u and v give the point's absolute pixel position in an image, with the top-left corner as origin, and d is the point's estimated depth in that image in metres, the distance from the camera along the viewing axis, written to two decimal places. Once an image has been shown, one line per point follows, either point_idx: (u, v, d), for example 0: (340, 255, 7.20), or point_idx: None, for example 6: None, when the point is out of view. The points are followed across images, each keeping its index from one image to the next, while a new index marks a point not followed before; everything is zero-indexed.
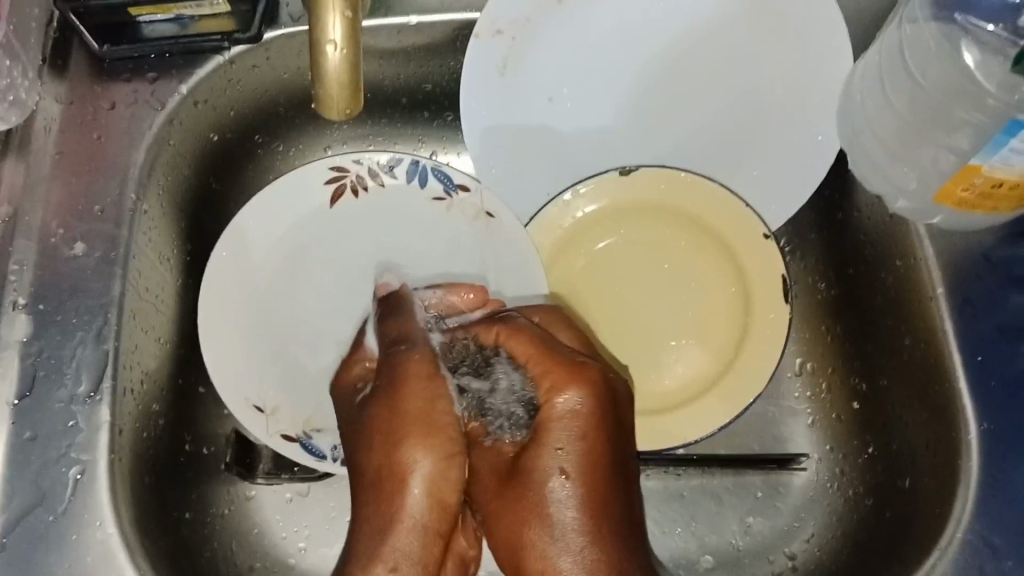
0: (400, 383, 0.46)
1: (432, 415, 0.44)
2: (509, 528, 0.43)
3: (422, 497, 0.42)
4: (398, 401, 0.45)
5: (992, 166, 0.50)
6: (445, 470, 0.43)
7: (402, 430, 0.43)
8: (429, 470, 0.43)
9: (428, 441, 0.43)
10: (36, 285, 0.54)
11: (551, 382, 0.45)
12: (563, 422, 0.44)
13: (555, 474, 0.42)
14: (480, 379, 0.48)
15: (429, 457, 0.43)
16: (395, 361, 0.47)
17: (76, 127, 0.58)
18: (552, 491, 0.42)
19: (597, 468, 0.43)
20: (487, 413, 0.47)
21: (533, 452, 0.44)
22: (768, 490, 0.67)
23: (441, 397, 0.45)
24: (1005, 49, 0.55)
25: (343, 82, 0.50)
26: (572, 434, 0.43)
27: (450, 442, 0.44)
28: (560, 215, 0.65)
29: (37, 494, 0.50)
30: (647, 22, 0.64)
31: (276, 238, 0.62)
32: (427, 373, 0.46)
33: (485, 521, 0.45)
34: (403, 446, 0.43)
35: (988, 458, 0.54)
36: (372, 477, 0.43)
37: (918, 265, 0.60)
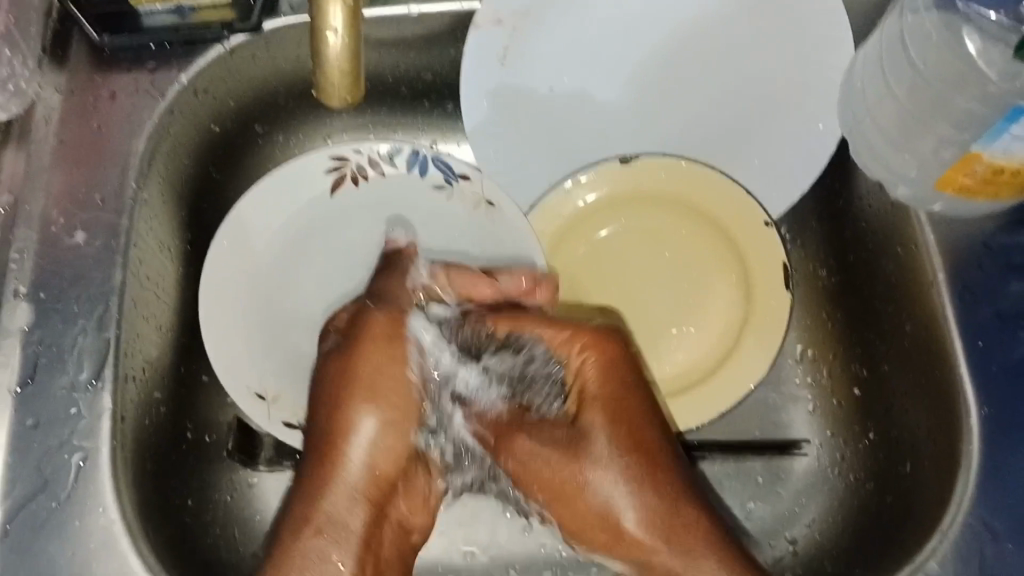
0: (363, 344, 0.55)
1: (381, 379, 0.55)
2: (565, 485, 0.52)
3: (365, 462, 0.54)
4: (355, 368, 0.54)
5: (991, 151, 0.50)
6: (385, 435, 0.55)
7: (353, 395, 0.54)
8: (376, 433, 0.55)
9: (369, 405, 0.54)
10: (38, 274, 0.54)
11: (581, 347, 0.55)
12: (601, 376, 0.53)
13: (597, 425, 0.52)
14: (507, 354, 0.58)
15: (380, 419, 0.55)
16: (358, 320, 0.56)
17: (76, 116, 0.58)
18: (601, 440, 0.52)
19: (638, 412, 0.53)
20: (531, 382, 0.57)
21: (586, 414, 0.53)
22: (769, 476, 0.67)
23: (398, 366, 0.56)
24: (1008, 36, 0.54)
25: (345, 70, 0.51)
26: (596, 385, 0.54)
27: (399, 411, 0.55)
28: (562, 203, 0.65)
29: (39, 481, 0.50)
30: (647, 8, 0.64)
31: (277, 227, 0.63)
32: (388, 342, 0.55)
33: (544, 484, 0.53)
34: (351, 411, 0.54)
35: (988, 444, 0.53)
36: (319, 439, 0.54)
37: (919, 249, 0.60)
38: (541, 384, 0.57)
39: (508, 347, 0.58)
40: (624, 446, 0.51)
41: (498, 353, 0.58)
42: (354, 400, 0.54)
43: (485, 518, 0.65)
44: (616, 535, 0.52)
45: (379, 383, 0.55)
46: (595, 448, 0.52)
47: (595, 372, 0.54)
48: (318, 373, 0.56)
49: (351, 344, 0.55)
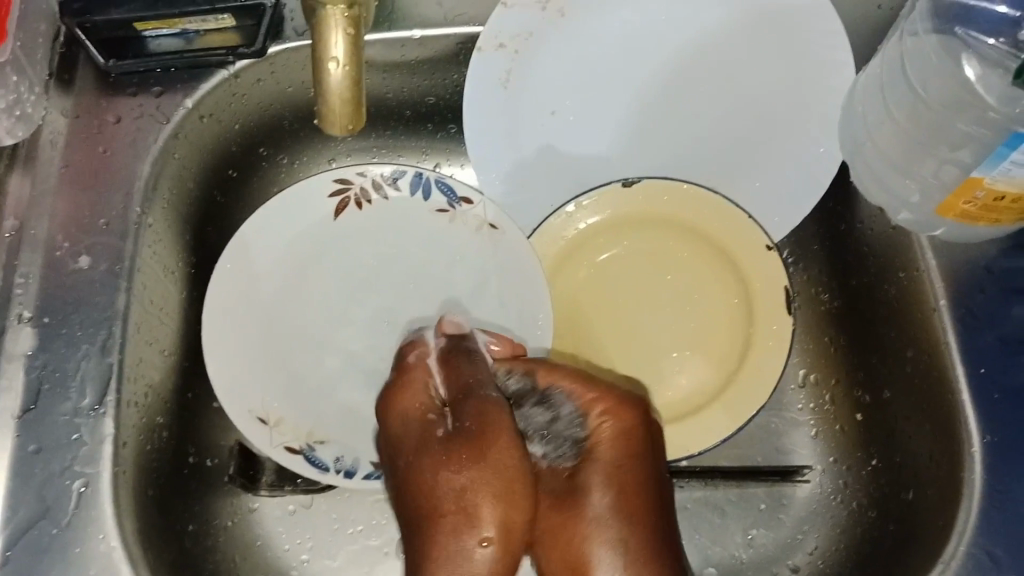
0: (486, 433, 0.46)
1: (513, 465, 0.45)
2: (546, 534, 0.48)
3: (491, 550, 0.42)
4: (482, 446, 0.45)
5: (993, 178, 0.50)
6: (509, 518, 0.43)
7: (479, 480, 0.43)
8: (498, 524, 0.43)
9: (496, 491, 0.43)
10: (41, 298, 0.54)
11: (600, 406, 0.51)
12: (613, 442, 0.49)
13: (597, 490, 0.48)
14: (545, 411, 0.53)
15: (498, 505, 0.43)
16: (474, 407, 0.47)
17: (81, 140, 0.58)
18: (594, 498, 0.47)
19: (642, 489, 0.48)
20: (551, 433, 0.52)
21: (592, 469, 0.49)
22: (771, 502, 0.67)
23: (512, 437, 0.46)
24: (1005, 62, 0.54)
25: (345, 96, 0.50)
26: (619, 443, 0.49)
27: (515, 492, 0.44)
28: (562, 227, 0.65)
29: (41, 507, 0.50)
30: (649, 34, 0.64)
31: (280, 252, 0.63)
32: (486, 422, 0.46)
33: (539, 531, 0.48)
34: (475, 503, 0.43)
35: (990, 472, 0.54)
36: (436, 521, 0.43)
37: (919, 277, 0.60)
38: (562, 438, 0.51)
39: (526, 412, 0.53)
40: (618, 507, 0.47)
41: (537, 408, 0.53)
42: (471, 490, 0.43)
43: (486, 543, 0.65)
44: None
45: (503, 453, 0.45)
46: (592, 507, 0.47)
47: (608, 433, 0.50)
48: (423, 457, 0.46)
49: (476, 427, 0.46)
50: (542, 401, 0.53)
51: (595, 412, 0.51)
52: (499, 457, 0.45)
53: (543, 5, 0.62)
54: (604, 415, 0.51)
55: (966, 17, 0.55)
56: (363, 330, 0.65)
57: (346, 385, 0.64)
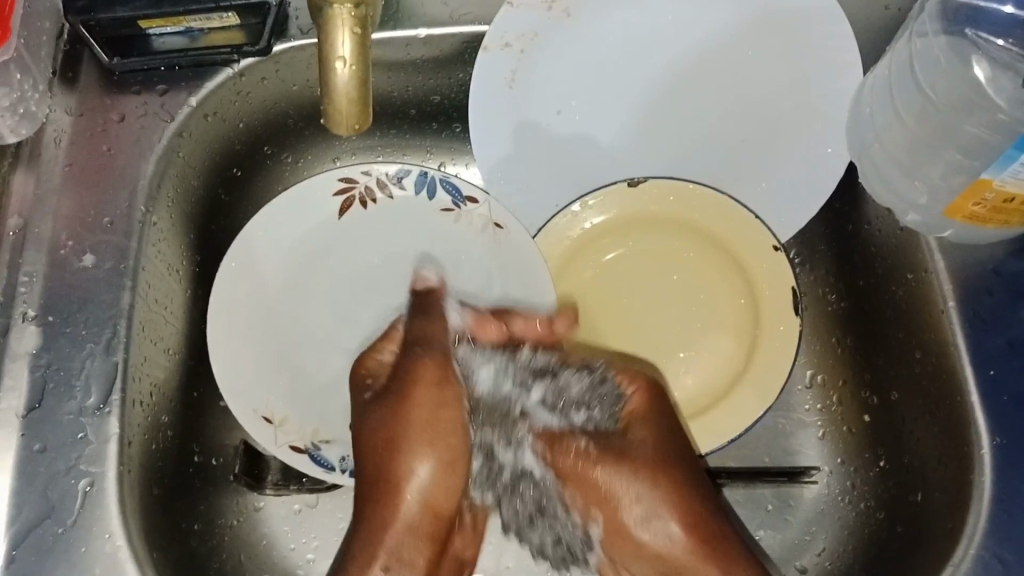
0: (414, 386, 0.55)
1: (438, 423, 0.55)
2: (597, 488, 0.55)
3: (418, 501, 0.54)
4: (406, 412, 0.55)
5: (1003, 180, 0.50)
6: (440, 477, 0.55)
7: (410, 442, 0.54)
8: (429, 476, 0.54)
9: (427, 449, 0.54)
10: (46, 297, 0.54)
11: (635, 382, 0.58)
12: (650, 410, 0.57)
13: (643, 446, 0.56)
14: (574, 381, 0.58)
15: (433, 460, 0.54)
16: (407, 368, 0.56)
17: (86, 138, 0.58)
18: (641, 449, 0.55)
19: (682, 455, 0.55)
20: (583, 403, 0.58)
21: (635, 429, 0.57)
22: (778, 503, 0.67)
23: (448, 407, 0.56)
24: (1015, 64, 0.54)
25: (351, 96, 0.51)
26: (659, 416, 0.57)
27: (447, 449, 0.55)
28: (567, 226, 0.64)
29: (45, 507, 0.50)
30: (656, 34, 0.64)
31: (285, 250, 0.62)
32: (437, 392, 0.55)
33: (583, 488, 0.56)
34: (404, 457, 0.54)
35: (999, 475, 0.53)
36: (378, 480, 0.54)
37: (928, 277, 0.60)
38: (588, 409, 0.58)
39: (562, 379, 0.58)
40: (663, 458, 0.55)
41: (570, 379, 0.58)
42: (411, 450, 0.54)
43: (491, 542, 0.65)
44: (645, 550, 0.55)
45: (437, 420, 0.55)
46: (639, 457, 0.55)
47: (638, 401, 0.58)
48: (365, 422, 0.56)
49: (401, 394, 0.55)
50: (577, 368, 0.59)
51: (625, 384, 0.58)
52: (434, 419, 0.55)
53: (549, 4, 0.61)
54: (632, 386, 0.58)
55: (976, 18, 0.55)
56: (368, 329, 0.65)
57: (351, 386, 0.64)
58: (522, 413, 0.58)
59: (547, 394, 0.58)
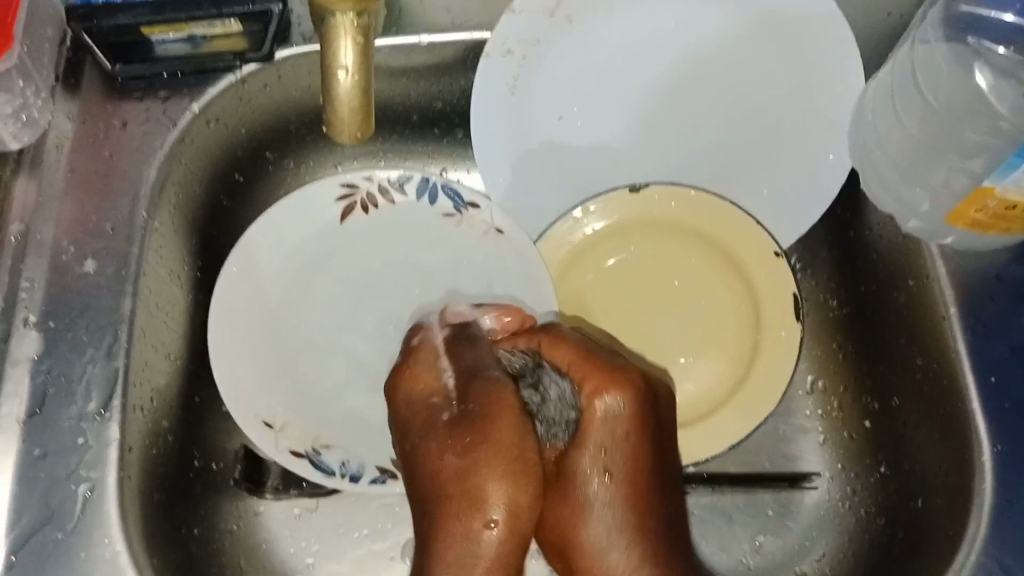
0: (491, 417, 0.43)
1: (525, 448, 0.43)
2: (556, 526, 0.48)
3: (498, 528, 0.41)
4: (487, 431, 0.43)
5: (1004, 188, 0.50)
6: (515, 509, 0.42)
7: (481, 461, 0.42)
8: (484, 529, 0.42)
9: (500, 469, 0.42)
10: (47, 303, 0.54)
11: (591, 385, 0.50)
12: (603, 425, 0.49)
13: (595, 473, 0.48)
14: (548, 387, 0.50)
15: (488, 505, 0.43)
16: (483, 390, 0.46)
17: (88, 145, 0.58)
18: (588, 485, 0.48)
19: (639, 474, 0.49)
20: (546, 417, 0.49)
21: (580, 459, 0.49)
22: (778, 509, 0.66)
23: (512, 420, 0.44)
24: (1018, 72, 0.54)
25: (354, 105, 0.51)
26: (613, 434, 0.49)
27: (528, 470, 0.42)
28: (569, 232, 0.65)
29: (45, 511, 0.50)
30: (658, 41, 0.64)
31: (286, 255, 0.62)
32: (427, 416, 0.47)
33: (547, 529, 0.49)
34: (447, 514, 0.43)
35: (1000, 482, 0.53)
36: (418, 545, 0.43)
37: (930, 283, 0.60)
38: (554, 424, 0.49)
39: (542, 384, 0.51)
40: (619, 491, 0.48)
41: (529, 390, 0.51)
42: (445, 507, 0.42)
43: None
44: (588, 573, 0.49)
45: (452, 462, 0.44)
46: (587, 492, 0.48)
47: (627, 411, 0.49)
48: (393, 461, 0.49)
49: (478, 412, 0.44)
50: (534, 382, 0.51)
51: (589, 394, 0.50)
52: (455, 461, 0.44)
53: (551, 11, 0.61)
54: (596, 398, 0.50)
55: (976, 25, 0.55)
56: (369, 334, 0.65)
57: (351, 390, 0.64)
58: None
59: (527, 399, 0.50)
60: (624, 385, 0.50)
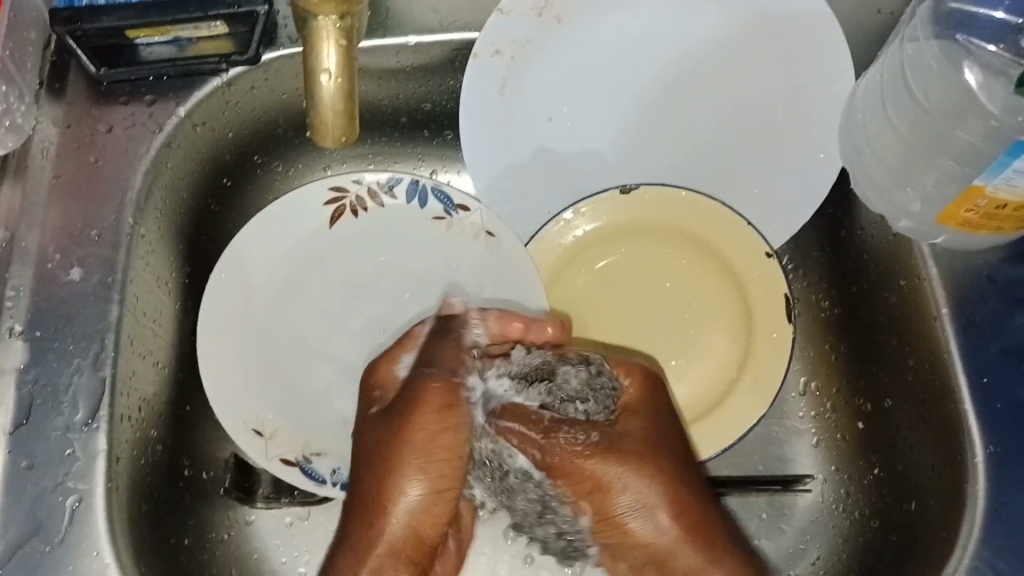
0: (416, 410, 0.49)
1: (439, 441, 0.48)
2: (590, 481, 0.48)
3: (405, 525, 0.48)
4: (404, 433, 0.48)
5: (995, 188, 0.50)
6: (431, 502, 0.48)
7: (399, 460, 0.47)
8: (415, 495, 0.48)
9: (422, 471, 0.48)
10: (33, 312, 0.54)
11: (625, 369, 0.53)
12: (642, 395, 0.52)
13: (637, 433, 0.50)
14: (569, 377, 0.52)
15: (419, 479, 0.48)
16: (415, 387, 0.50)
17: (73, 150, 0.57)
18: (632, 440, 0.49)
19: (674, 440, 0.51)
20: (568, 401, 0.51)
21: (625, 421, 0.51)
22: (773, 512, 0.66)
23: (455, 432, 0.49)
24: (1009, 69, 0.54)
25: (338, 109, 0.50)
26: (648, 404, 0.52)
27: (449, 468, 0.51)
28: (560, 234, 0.64)
29: (33, 524, 0.50)
30: (647, 41, 0.63)
31: (275, 260, 0.62)
32: (445, 401, 0.49)
33: (576, 483, 0.48)
34: (389, 477, 0.48)
35: (992, 484, 0.53)
36: (366, 501, 0.48)
37: (922, 285, 0.60)
38: (584, 400, 0.51)
39: (553, 377, 0.52)
40: (652, 445, 0.50)
41: (562, 373, 0.52)
42: (386, 473, 0.48)
43: (485, 552, 0.65)
44: (631, 545, 0.49)
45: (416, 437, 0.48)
46: (634, 444, 0.49)
47: (634, 393, 0.53)
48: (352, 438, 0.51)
49: (406, 412, 0.49)
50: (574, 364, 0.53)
51: (621, 374, 0.53)
52: (419, 439, 0.48)
53: (539, 11, 0.61)
54: (627, 377, 0.53)
55: (967, 23, 0.55)
56: (359, 339, 0.64)
57: (341, 395, 0.64)
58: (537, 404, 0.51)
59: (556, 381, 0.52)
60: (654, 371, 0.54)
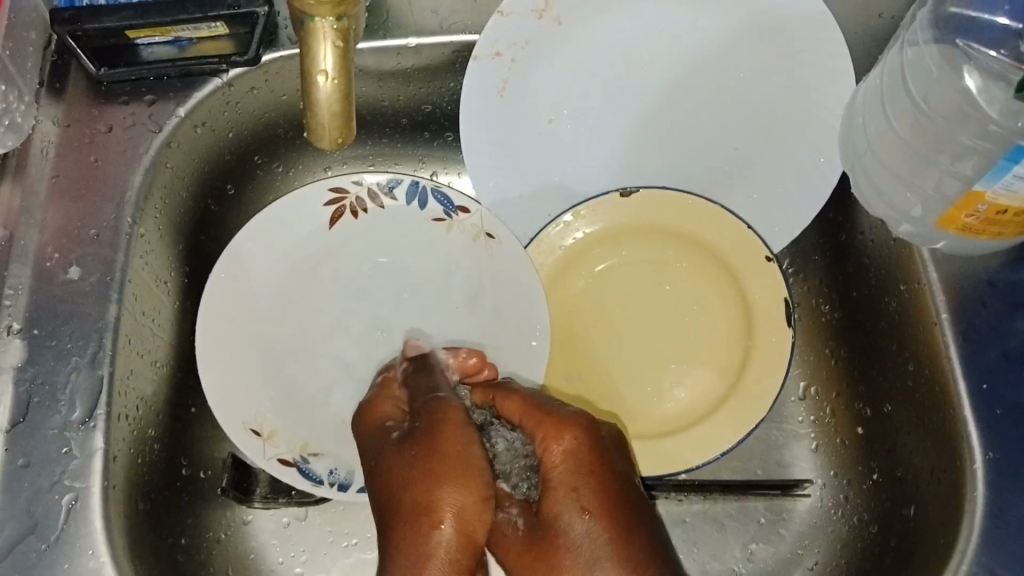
0: (442, 411, 0.47)
1: (464, 455, 0.43)
2: (541, 566, 0.43)
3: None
4: (437, 446, 0.43)
5: (995, 192, 0.49)
6: (479, 507, 0.42)
7: (439, 466, 0.42)
8: (462, 500, 0.41)
9: (460, 477, 0.42)
10: (30, 311, 0.54)
11: (542, 433, 0.47)
12: (567, 466, 0.45)
13: (575, 513, 0.43)
14: (500, 440, 0.50)
15: (464, 484, 0.42)
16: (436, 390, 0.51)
17: (72, 150, 0.58)
18: (576, 523, 0.43)
19: (615, 509, 0.43)
20: (504, 471, 0.49)
21: (551, 496, 0.44)
22: (771, 517, 0.66)
23: (482, 428, 0.49)
24: (1008, 74, 0.54)
25: (334, 111, 0.50)
26: (566, 470, 0.45)
27: (492, 473, 0.46)
28: (559, 237, 0.64)
29: (29, 522, 0.50)
30: (646, 45, 0.63)
31: (276, 261, 0.62)
32: (476, 411, 0.50)
33: (520, 574, 0.44)
34: (431, 483, 0.41)
35: (992, 490, 0.53)
36: (408, 510, 0.41)
37: (922, 290, 0.60)
38: (513, 475, 0.48)
39: (493, 440, 0.50)
40: (602, 534, 0.42)
41: (492, 436, 0.51)
42: (429, 482, 0.41)
43: None
44: None
45: (452, 438, 0.44)
46: (571, 531, 0.43)
47: (561, 458, 0.45)
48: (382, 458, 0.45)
49: (433, 422, 0.47)
50: (510, 425, 0.51)
51: (541, 436, 0.47)
52: (456, 447, 0.43)
53: (540, 13, 0.61)
54: (556, 436, 0.46)
55: (968, 28, 0.54)
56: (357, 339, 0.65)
57: (340, 396, 0.64)
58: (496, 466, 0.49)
59: (500, 441, 0.50)
60: (574, 426, 0.46)
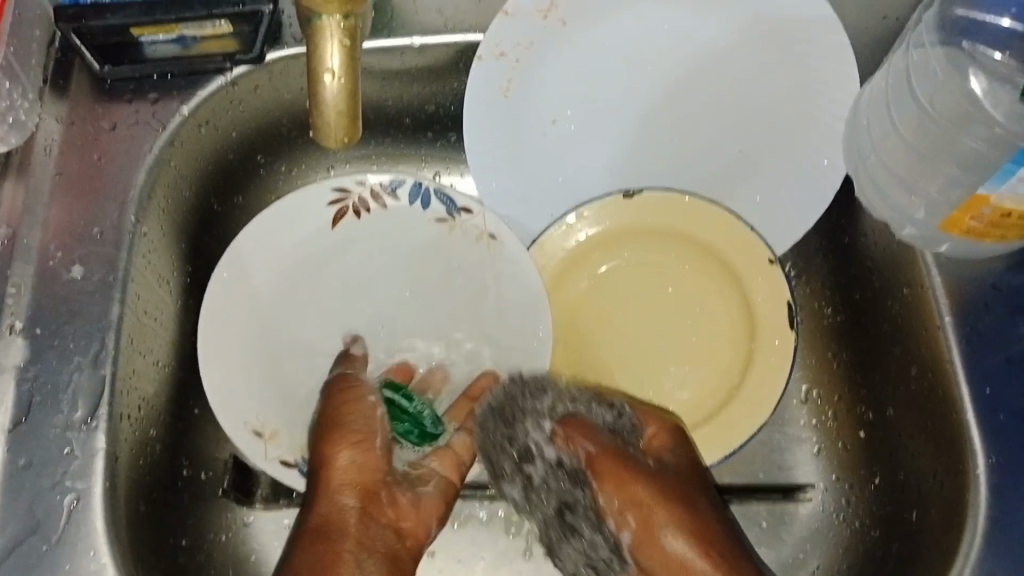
0: (330, 397, 0.59)
1: (349, 416, 0.57)
2: (630, 487, 0.51)
3: (343, 484, 0.54)
4: (330, 417, 0.57)
5: (1001, 196, 0.49)
6: (363, 459, 0.54)
7: (330, 437, 0.55)
8: (346, 458, 0.54)
9: (342, 439, 0.55)
10: (32, 310, 0.53)
11: (658, 429, 0.56)
12: (671, 443, 0.56)
13: (675, 463, 0.54)
14: (607, 413, 0.56)
15: (349, 446, 0.55)
16: (328, 387, 0.60)
17: (75, 148, 0.57)
18: (676, 464, 0.54)
19: (706, 486, 0.54)
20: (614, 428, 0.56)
21: (660, 454, 0.55)
22: (773, 521, 0.66)
23: (362, 402, 0.58)
24: (1014, 77, 0.54)
25: (340, 110, 0.50)
26: (672, 452, 0.55)
27: (369, 434, 0.56)
28: (563, 238, 0.64)
29: (30, 522, 0.50)
30: (651, 47, 0.63)
31: (279, 261, 0.62)
32: (346, 391, 0.59)
33: (619, 492, 0.51)
34: (326, 449, 0.55)
35: (996, 494, 0.53)
36: (311, 471, 0.56)
37: (926, 293, 0.59)
38: (621, 429, 0.56)
39: (592, 412, 0.56)
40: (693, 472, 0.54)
41: (601, 408, 0.57)
42: (326, 449, 0.55)
43: (486, 557, 0.66)
44: (655, 558, 0.51)
45: (334, 413, 0.57)
46: (671, 460, 0.54)
47: (664, 438, 0.56)
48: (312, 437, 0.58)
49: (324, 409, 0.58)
50: (608, 405, 0.57)
51: (647, 424, 0.57)
52: (352, 420, 0.56)
53: (545, 14, 0.60)
54: (652, 427, 0.57)
55: (974, 31, 0.55)
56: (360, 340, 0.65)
57: None
58: (601, 424, 0.55)
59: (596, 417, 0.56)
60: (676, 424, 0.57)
